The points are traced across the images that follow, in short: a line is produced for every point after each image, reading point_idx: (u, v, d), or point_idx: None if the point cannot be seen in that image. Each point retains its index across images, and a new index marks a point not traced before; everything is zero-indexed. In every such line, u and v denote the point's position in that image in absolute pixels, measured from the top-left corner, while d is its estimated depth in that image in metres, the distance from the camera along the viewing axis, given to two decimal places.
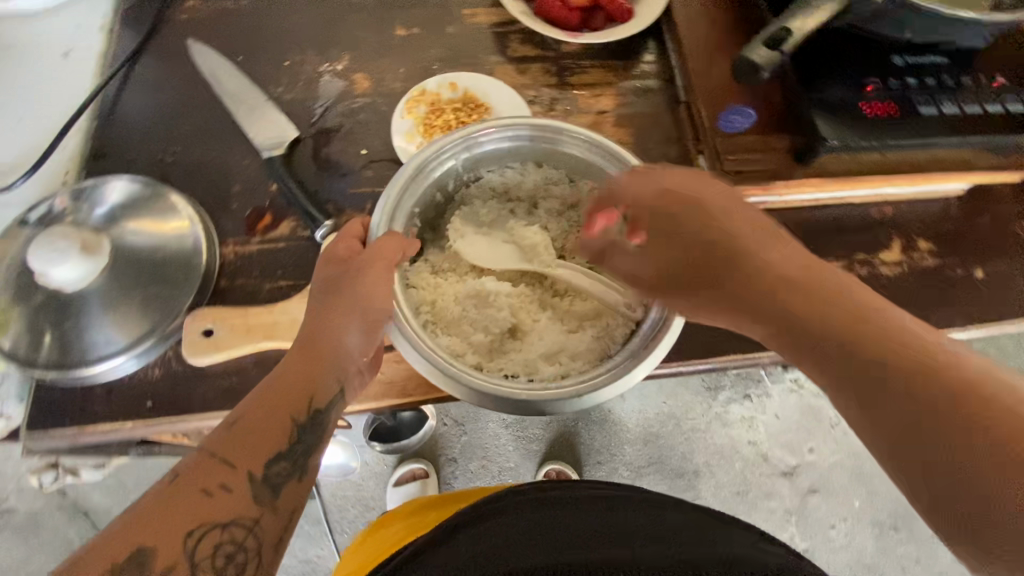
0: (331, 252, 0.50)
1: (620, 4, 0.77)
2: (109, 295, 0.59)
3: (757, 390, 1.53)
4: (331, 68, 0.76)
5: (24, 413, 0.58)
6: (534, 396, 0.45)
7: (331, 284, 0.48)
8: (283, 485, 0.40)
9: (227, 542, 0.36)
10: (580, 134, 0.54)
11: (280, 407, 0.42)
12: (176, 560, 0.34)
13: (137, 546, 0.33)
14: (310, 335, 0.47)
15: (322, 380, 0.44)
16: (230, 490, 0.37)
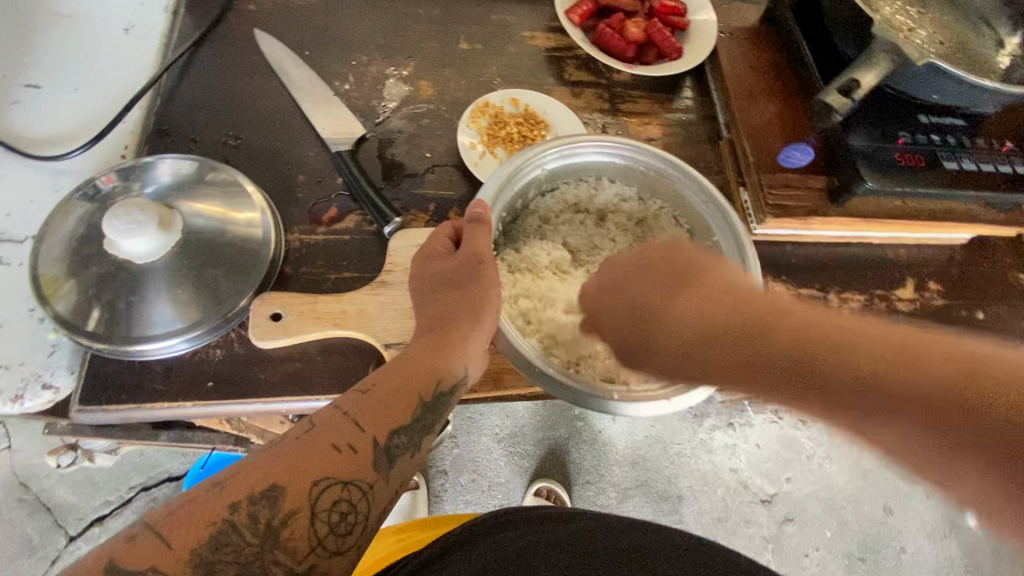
0: (437, 258, 0.56)
1: (672, 41, 0.82)
2: (169, 274, 0.58)
3: (740, 419, 1.59)
4: (396, 72, 0.79)
5: (74, 385, 0.56)
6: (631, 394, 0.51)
7: (441, 292, 0.54)
8: (396, 456, 0.46)
9: (344, 500, 0.42)
10: (657, 153, 0.60)
11: (404, 390, 0.49)
12: (301, 504, 0.40)
13: (275, 483, 0.40)
14: (429, 332, 0.53)
15: (440, 374, 0.50)
16: (355, 452, 0.44)
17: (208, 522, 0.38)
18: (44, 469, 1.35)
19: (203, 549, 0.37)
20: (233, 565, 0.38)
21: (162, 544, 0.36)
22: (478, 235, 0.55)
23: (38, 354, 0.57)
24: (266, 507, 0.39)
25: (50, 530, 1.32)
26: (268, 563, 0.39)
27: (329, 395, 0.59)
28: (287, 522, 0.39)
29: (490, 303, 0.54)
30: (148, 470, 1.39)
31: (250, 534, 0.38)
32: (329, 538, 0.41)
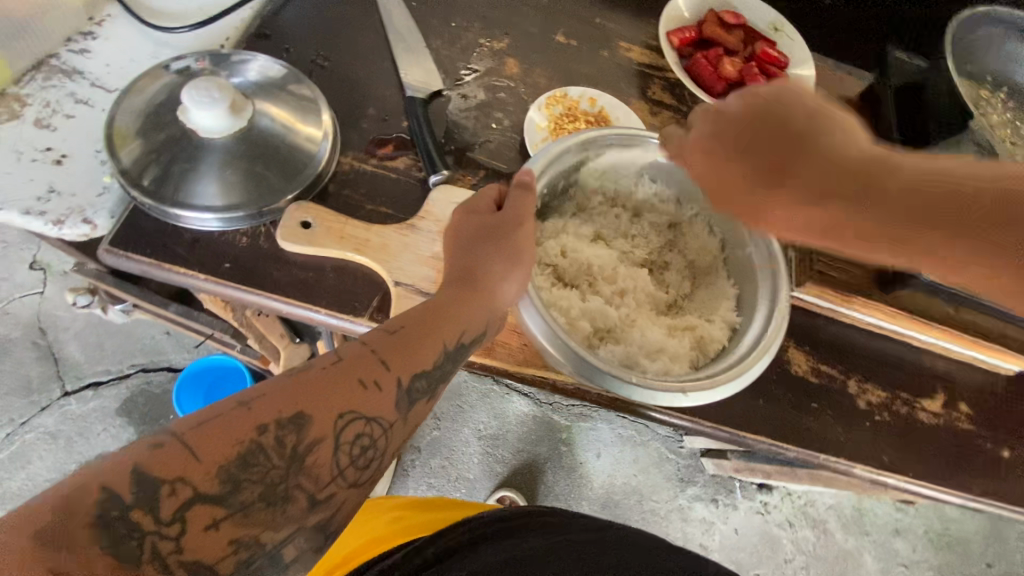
0: (478, 215, 0.55)
1: (765, 89, 0.81)
2: (228, 156, 0.60)
3: (726, 498, 1.53)
4: (490, 43, 0.81)
5: (111, 227, 0.59)
6: (644, 384, 0.49)
7: (479, 245, 0.53)
8: (415, 399, 0.46)
9: (366, 435, 0.42)
10: None
11: (429, 338, 0.48)
12: (326, 435, 0.40)
13: (302, 411, 0.39)
14: (456, 282, 0.53)
15: (468, 327, 0.50)
16: (379, 388, 0.43)
17: (235, 441, 0.37)
18: (64, 323, 1.43)
19: (231, 465, 0.36)
20: (258, 485, 0.37)
21: (192, 456, 0.35)
22: (524, 199, 0.55)
23: (90, 190, 0.60)
24: (294, 433, 0.39)
25: (51, 379, 1.40)
26: (291, 487, 0.39)
27: (330, 310, 0.60)
28: (314, 450, 0.39)
29: (525, 263, 0.54)
30: (152, 354, 1.45)
31: (277, 457, 0.38)
32: (350, 469, 0.41)
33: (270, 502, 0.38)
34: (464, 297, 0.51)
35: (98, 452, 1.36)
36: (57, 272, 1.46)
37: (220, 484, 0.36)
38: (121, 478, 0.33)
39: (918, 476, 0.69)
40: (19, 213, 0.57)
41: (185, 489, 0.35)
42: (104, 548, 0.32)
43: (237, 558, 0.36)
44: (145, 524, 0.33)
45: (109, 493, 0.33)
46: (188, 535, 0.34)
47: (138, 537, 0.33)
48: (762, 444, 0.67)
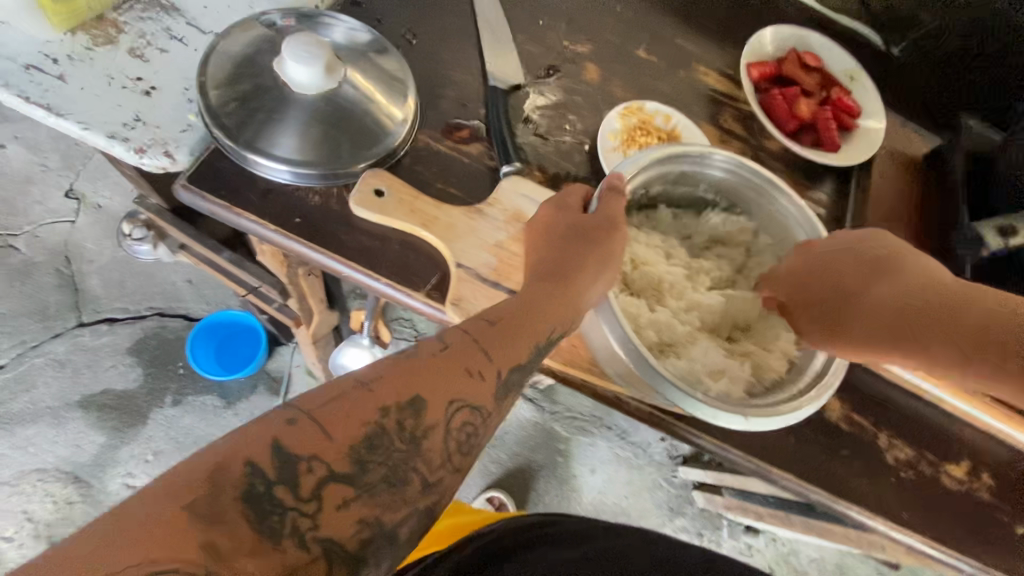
0: (568, 213, 0.57)
1: (835, 135, 0.82)
2: (313, 114, 0.61)
3: (712, 534, 1.52)
4: (572, 47, 0.81)
5: (190, 165, 0.60)
6: (708, 402, 0.51)
7: (574, 244, 0.54)
8: (512, 391, 0.46)
9: (470, 423, 0.42)
10: (785, 187, 0.62)
11: (526, 327, 0.48)
12: (439, 420, 0.40)
13: (417, 395, 0.40)
14: (552, 279, 0.52)
15: (559, 321, 0.50)
16: (483, 378, 0.44)
17: (361, 420, 0.38)
18: (89, 255, 1.44)
19: (361, 447, 0.37)
20: (383, 466, 0.38)
21: (324, 435, 0.37)
22: (613, 202, 0.56)
23: (174, 126, 0.61)
24: (411, 416, 0.39)
25: (68, 308, 1.40)
26: (409, 469, 0.39)
27: (389, 282, 0.60)
28: (427, 434, 0.40)
29: (614, 266, 0.54)
30: (169, 300, 1.44)
31: (398, 440, 0.39)
32: (457, 455, 0.41)
33: (392, 483, 0.38)
34: (549, 287, 0.52)
35: (101, 388, 1.35)
36: (89, 204, 1.46)
37: (351, 465, 0.37)
38: (261, 453, 0.35)
39: (935, 537, 0.69)
40: (104, 136, 0.58)
41: (321, 467, 0.36)
42: (250, 521, 0.33)
43: (363, 536, 0.36)
44: (286, 501, 0.34)
45: (254, 469, 0.34)
46: (324, 513, 0.35)
47: (280, 514, 0.34)
48: (789, 484, 0.67)
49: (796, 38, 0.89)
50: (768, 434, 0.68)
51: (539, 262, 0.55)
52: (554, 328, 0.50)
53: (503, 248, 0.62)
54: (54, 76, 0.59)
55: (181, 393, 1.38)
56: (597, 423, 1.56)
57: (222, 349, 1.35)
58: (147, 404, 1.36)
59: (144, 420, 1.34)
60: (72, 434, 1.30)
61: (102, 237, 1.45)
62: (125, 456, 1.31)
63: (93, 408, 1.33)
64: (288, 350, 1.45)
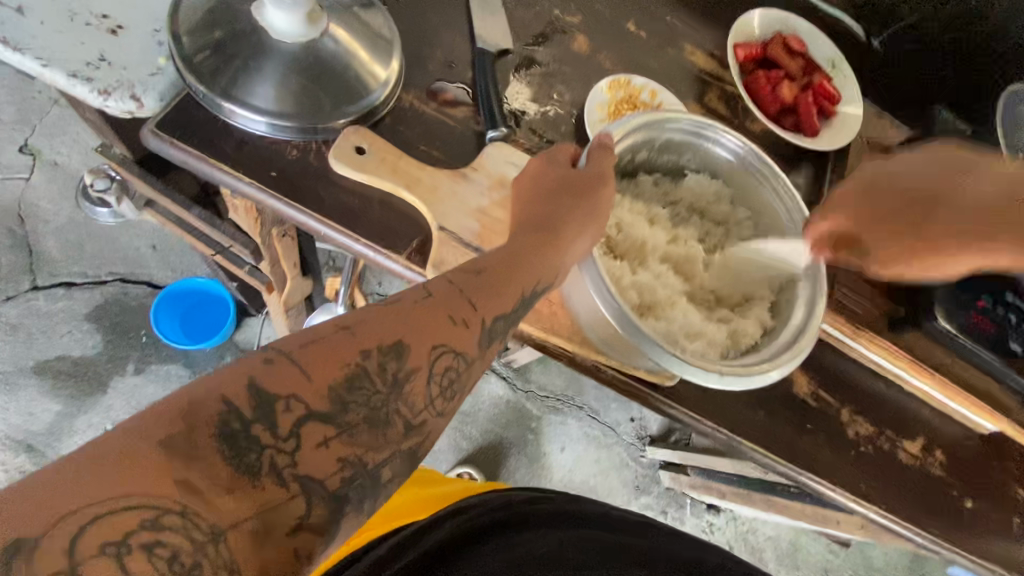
0: (557, 168, 0.56)
1: (814, 119, 0.84)
2: (291, 62, 0.58)
3: (675, 512, 1.57)
4: (562, 15, 0.80)
5: (161, 111, 0.57)
6: (686, 362, 0.52)
7: (561, 196, 0.54)
8: (495, 339, 0.46)
9: (452, 368, 0.42)
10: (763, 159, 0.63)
11: (512, 280, 0.48)
12: (422, 363, 0.40)
13: (401, 338, 0.40)
14: (536, 229, 0.52)
15: (542, 275, 0.50)
16: (468, 326, 0.44)
17: (341, 362, 0.37)
18: (46, 216, 1.36)
19: (340, 387, 0.37)
20: (363, 408, 0.37)
21: (302, 375, 0.36)
22: (602, 159, 0.56)
23: (141, 69, 0.57)
24: (393, 359, 0.39)
25: (22, 270, 1.33)
26: (391, 411, 0.39)
27: (367, 242, 0.59)
28: (410, 376, 0.40)
29: (599, 221, 0.55)
30: (132, 265, 1.38)
31: (379, 381, 0.38)
32: (440, 400, 0.41)
33: (374, 424, 0.38)
34: (534, 241, 0.51)
35: (58, 354, 1.29)
36: (46, 160, 1.38)
37: (330, 403, 0.36)
38: (237, 391, 0.34)
39: (889, 508, 0.72)
40: (67, 76, 0.54)
41: (299, 406, 0.35)
42: (225, 458, 0.32)
43: (346, 475, 0.36)
44: (263, 438, 0.34)
45: (228, 407, 0.33)
46: (302, 451, 0.35)
47: (257, 451, 0.33)
48: (756, 455, 0.69)
49: (781, 21, 0.89)
50: (739, 407, 0.69)
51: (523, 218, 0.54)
52: (537, 280, 0.50)
53: (486, 213, 0.61)
54: (7, 7, 0.55)
55: (143, 361, 1.33)
56: (569, 402, 1.58)
57: (188, 318, 1.31)
58: (106, 372, 1.31)
59: (103, 389, 1.29)
60: (25, 401, 1.25)
61: (60, 197, 1.38)
62: (82, 425, 1.26)
63: (49, 375, 1.27)
64: (258, 321, 1.41)
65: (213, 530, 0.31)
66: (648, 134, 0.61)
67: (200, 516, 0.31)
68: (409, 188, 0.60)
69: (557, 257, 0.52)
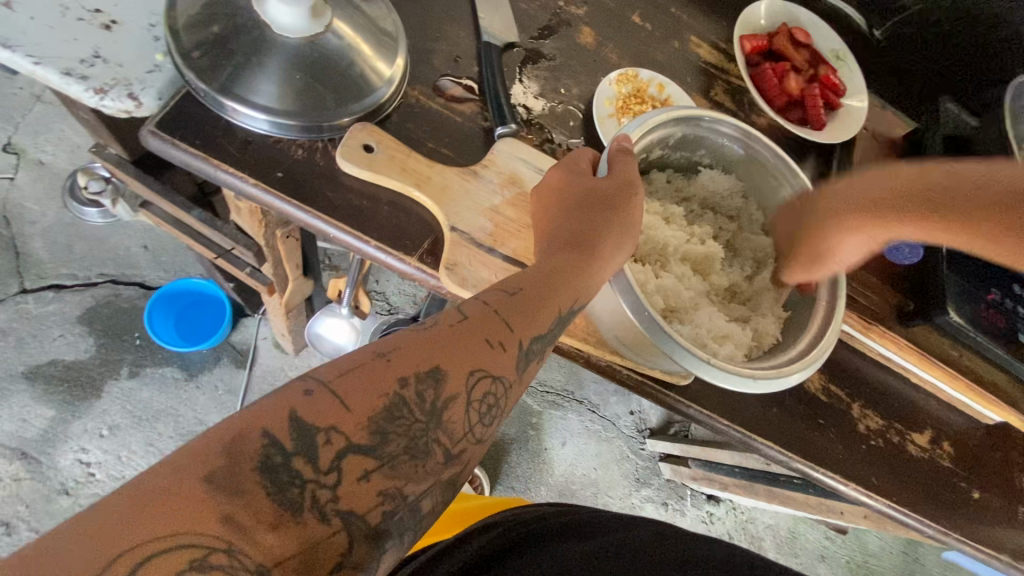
0: (582, 177, 0.55)
1: (821, 112, 0.82)
2: (295, 58, 0.56)
3: (676, 503, 1.58)
4: (567, 7, 0.79)
5: (159, 110, 0.55)
6: (720, 367, 0.51)
7: (586, 211, 0.52)
8: (532, 361, 0.44)
9: (490, 394, 0.41)
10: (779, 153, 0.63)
11: (546, 298, 0.47)
12: (460, 390, 0.39)
13: (438, 364, 0.38)
14: (564, 245, 0.51)
15: (581, 294, 0.49)
16: (505, 350, 0.42)
17: (381, 392, 0.36)
18: (32, 216, 1.32)
19: (379, 418, 0.35)
20: (403, 438, 0.36)
21: (342, 405, 0.34)
22: (625, 164, 0.54)
23: (139, 66, 0.55)
24: (432, 386, 0.38)
25: (9, 272, 1.29)
26: (430, 441, 0.38)
27: (378, 242, 0.57)
28: (450, 403, 0.38)
29: (631, 236, 0.53)
30: (123, 266, 1.35)
31: (418, 410, 0.37)
32: (478, 427, 0.40)
33: (414, 454, 0.37)
34: (564, 256, 0.50)
35: (49, 359, 1.26)
36: (30, 159, 1.34)
37: (370, 435, 0.35)
38: (278, 424, 0.33)
39: (900, 501, 0.73)
40: (60, 74, 0.51)
41: (339, 438, 0.34)
42: (267, 491, 0.31)
43: (385, 508, 0.35)
44: (304, 473, 0.32)
45: (269, 441, 0.32)
46: (343, 485, 0.33)
47: (298, 487, 0.32)
48: (770, 451, 0.69)
49: (787, 13, 0.89)
50: (752, 404, 0.69)
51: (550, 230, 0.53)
52: (573, 299, 0.48)
53: (499, 213, 0.60)
54: None
55: (138, 365, 1.30)
56: (570, 396, 1.57)
57: (182, 320, 1.29)
58: (100, 376, 1.28)
59: (97, 393, 1.26)
60: (17, 407, 1.22)
61: (46, 197, 1.34)
62: (77, 431, 1.23)
63: (41, 380, 1.24)
64: (254, 321, 1.39)
65: (259, 568, 0.30)
66: (665, 133, 0.60)
67: (248, 555, 0.29)
68: (420, 187, 0.58)
69: (592, 273, 0.50)
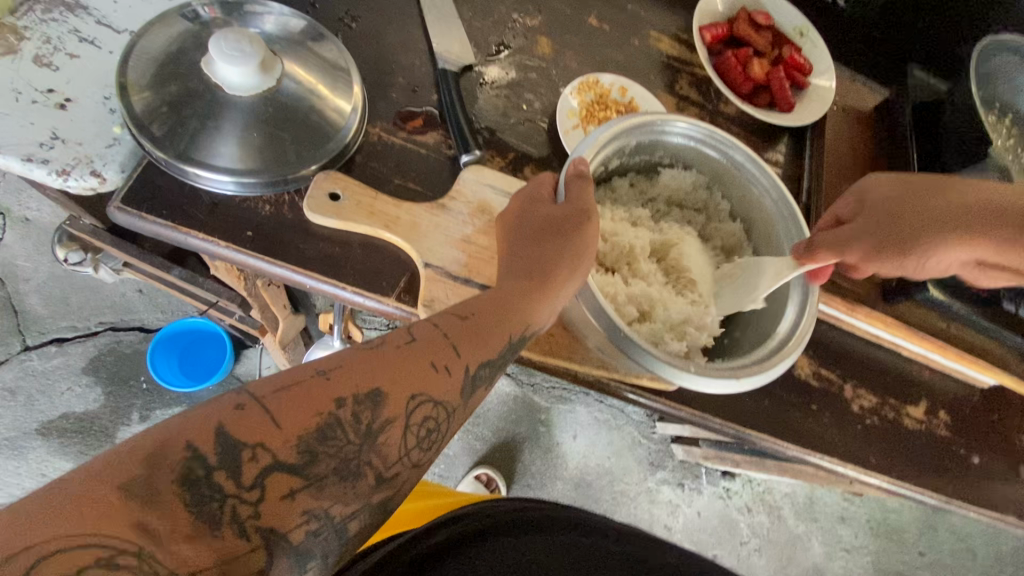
0: (541, 205, 0.56)
1: (788, 94, 0.82)
2: (251, 117, 0.56)
3: (692, 483, 1.59)
4: (522, 20, 0.78)
5: (124, 183, 0.55)
6: (702, 373, 0.52)
7: (543, 238, 0.54)
8: (478, 384, 0.47)
9: (431, 418, 0.43)
10: (740, 145, 0.62)
11: (501, 327, 0.49)
12: (399, 414, 0.41)
13: (377, 388, 0.40)
14: (525, 276, 0.52)
15: (532, 319, 0.51)
16: (449, 373, 0.44)
17: (316, 412, 0.38)
18: (25, 274, 1.34)
19: (311, 438, 0.37)
20: (333, 459, 0.38)
21: (273, 423, 0.36)
22: (581, 190, 0.54)
23: (98, 141, 0.55)
24: (369, 409, 0.40)
25: (10, 332, 1.31)
26: (362, 464, 0.39)
27: (357, 290, 0.58)
28: (386, 427, 0.40)
29: (591, 258, 0.54)
30: (121, 313, 1.37)
31: (352, 433, 0.39)
32: (416, 451, 0.42)
33: (343, 476, 0.39)
34: (518, 283, 0.52)
35: (60, 412, 1.28)
36: (16, 218, 1.35)
37: (298, 455, 0.37)
38: (204, 438, 0.34)
39: (899, 474, 0.74)
40: (21, 160, 0.52)
41: (266, 456, 0.36)
42: (186, 505, 0.33)
43: (309, 527, 0.37)
44: (227, 488, 0.34)
45: (193, 455, 0.33)
46: (266, 503, 0.35)
47: (219, 500, 0.34)
48: (765, 441, 0.70)
49: None
50: (743, 397, 0.70)
51: (512, 259, 0.54)
52: (522, 315, 0.50)
53: (471, 243, 0.61)
54: None
55: (148, 408, 1.33)
56: (576, 389, 1.59)
57: (186, 358, 1.29)
58: (112, 423, 1.30)
59: (111, 440, 1.29)
60: (35, 463, 1.24)
61: (37, 253, 1.35)
62: None
63: (55, 434, 1.27)
64: (257, 352, 1.40)
65: None
66: (619, 145, 0.60)
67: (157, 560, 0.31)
68: (389, 228, 0.59)
69: (552, 295, 0.52)
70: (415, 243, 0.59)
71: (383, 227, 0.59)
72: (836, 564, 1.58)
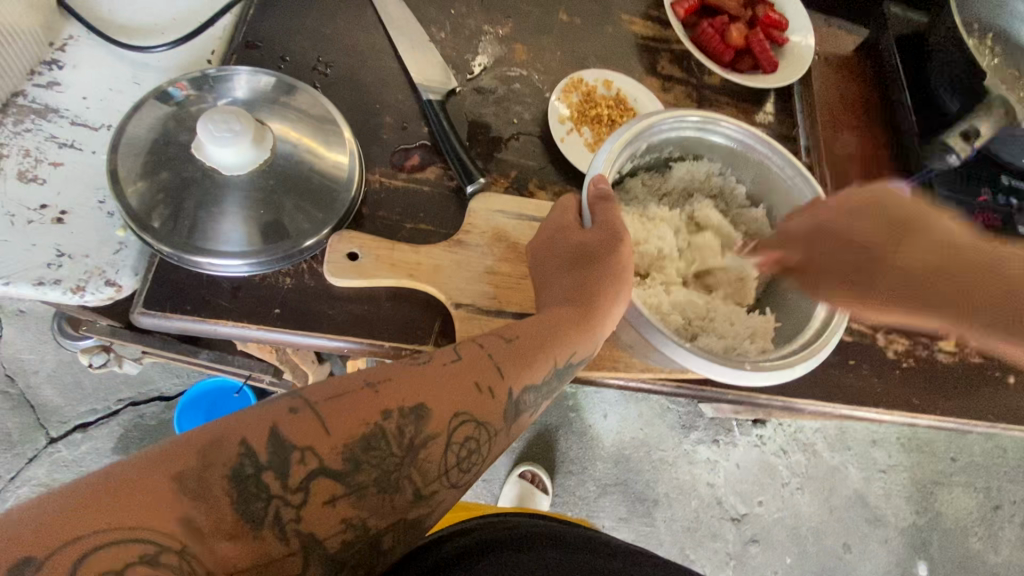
0: (569, 232, 0.56)
1: (771, 55, 0.81)
2: (251, 192, 0.55)
3: (726, 437, 1.61)
4: (494, 30, 0.76)
5: (140, 285, 0.54)
6: (756, 368, 0.52)
7: (575, 269, 0.54)
8: (520, 409, 0.49)
9: (473, 438, 0.45)
10: (748, 128, 0.61)
11: (546, 353, 0.50)
12: (441, 431, 0.43)
13: (422, 402, 0.43)
14: (569, 305, 0.53)
15: (579, 348, 0.52)
16: (492, 394, 0.46)
17: (363, 420, 0.41)
18: (33, 367, 1.32)
19: (356, 447, 0.40)
20: (376, 469, 0.41)
21: (324, 429, 0.39)
22: (607, 211, 0.54)
23: (105, 249, 0.54)
24: (413, 423, 0.42)
25: (32, 427, 1.29)
26: (402, 477, 0.42)
27: (397, 345, 0.58)
28: (427, 444, 0.43)
29: (627, 280, 0.54)
30: (139, 386, 1.36)
31: (397, 446, 0.41)
32: (455, 471, 0.45)
33: (382, 487, 0.41)
34: (563, 311, 0.53)
35: None
36: (10, 313, 1.32)
37: (342, 461, 0.39)
38: (258, 438, 0.37)
39: (941, 407, 0.76)
40: (34, 285, 0.51)
41: (314, 458, 0.38)
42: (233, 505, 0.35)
43: (345, 536, 0.39)
44: (272, 486, 0.37)
45: (246, 451, 0.37)
46: (308, 508, 0.38)
47: (264, 500, 0.36)
48: (810, 404, 0.71)
49: None
50: None
51: (552, 292, 0.55)
52: (570, 340, 0.51)
53: (495, 273, 0.60)
54: None
55: None
56: None
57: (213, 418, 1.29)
58: None
59: None
60: None
61: (41, 344, 1.33)
62: None
63: None
64: None
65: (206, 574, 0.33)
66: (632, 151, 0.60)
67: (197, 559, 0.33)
68: (413, 276, 0.58)
69: (596, 323, 0.52)
70: (441, 285, 0.59)
71: (407, 276, 0.58)
72: (876, 485, 1.62)
